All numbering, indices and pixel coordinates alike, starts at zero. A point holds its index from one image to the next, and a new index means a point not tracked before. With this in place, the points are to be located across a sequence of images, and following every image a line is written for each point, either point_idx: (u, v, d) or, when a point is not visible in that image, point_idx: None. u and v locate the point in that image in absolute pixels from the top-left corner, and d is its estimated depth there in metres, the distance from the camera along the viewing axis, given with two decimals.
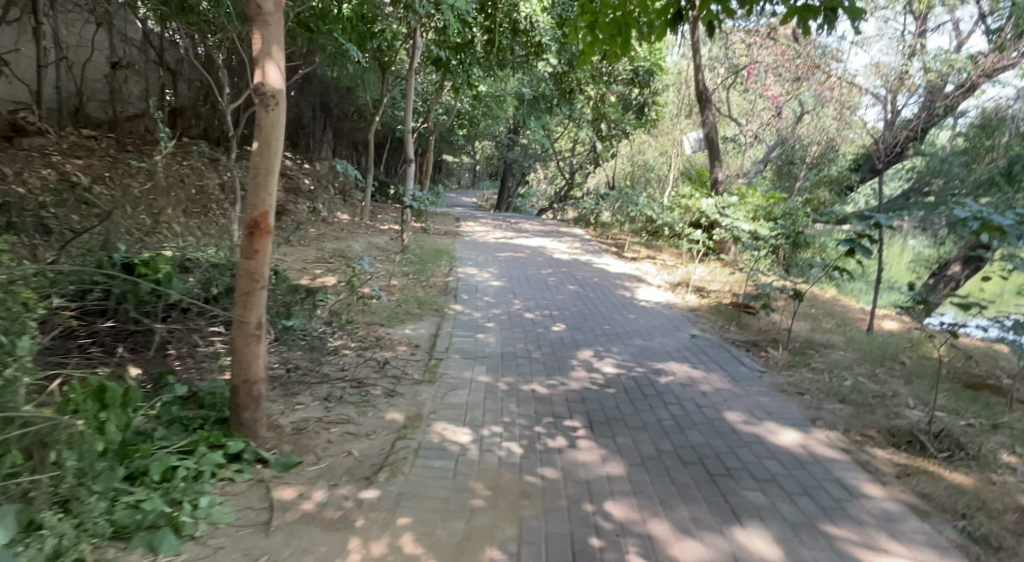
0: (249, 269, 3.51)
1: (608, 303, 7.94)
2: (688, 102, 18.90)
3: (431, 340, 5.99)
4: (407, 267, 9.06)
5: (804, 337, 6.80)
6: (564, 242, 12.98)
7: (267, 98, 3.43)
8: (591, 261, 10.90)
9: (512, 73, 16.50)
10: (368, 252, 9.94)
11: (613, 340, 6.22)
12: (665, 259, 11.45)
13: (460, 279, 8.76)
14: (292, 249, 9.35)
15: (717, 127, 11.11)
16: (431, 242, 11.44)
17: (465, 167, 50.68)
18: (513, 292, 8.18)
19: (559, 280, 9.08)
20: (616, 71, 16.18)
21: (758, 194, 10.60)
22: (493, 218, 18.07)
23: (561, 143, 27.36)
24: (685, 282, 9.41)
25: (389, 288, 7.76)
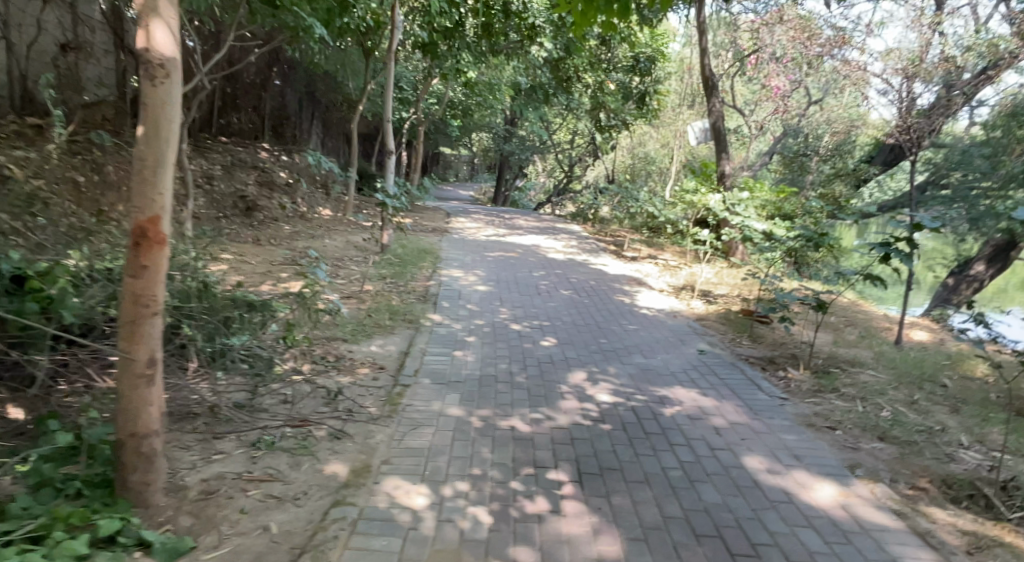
0: (134, 291, 2.68)
1: (604, 311, 7.13)
2: (691, 92, 18.08)
3: (400, 359, 5.19)
4: (385, 269, 8.26)
5: (827, 352, 6.01)
6: (560, 240, 12.18)
7: (153, 68, 2.57)
8: (588, 261, 10.10)
9: (506, 59, 15.69)
10: (345, 252, 9.14)
11: (610, 359, 5.42)
12: (667, 259, 10.65)
13: (443, 283, 7.96)
14: (258, 251, 8.54)
15: (724, 116, 10.24)
16: (415, 241, 10.63)
17: (462, 160, 49.76)
18: (500, 299, 7.37)
19: (551, 283, 8.27)
20: (616, 57, 15.35)
21: (768, 188, 9.80)
22: (487, 213, 17.27)
23: (560, 134, 26.49)
24: (689, 286, 8.61)
25: (360, 295, 6.94)
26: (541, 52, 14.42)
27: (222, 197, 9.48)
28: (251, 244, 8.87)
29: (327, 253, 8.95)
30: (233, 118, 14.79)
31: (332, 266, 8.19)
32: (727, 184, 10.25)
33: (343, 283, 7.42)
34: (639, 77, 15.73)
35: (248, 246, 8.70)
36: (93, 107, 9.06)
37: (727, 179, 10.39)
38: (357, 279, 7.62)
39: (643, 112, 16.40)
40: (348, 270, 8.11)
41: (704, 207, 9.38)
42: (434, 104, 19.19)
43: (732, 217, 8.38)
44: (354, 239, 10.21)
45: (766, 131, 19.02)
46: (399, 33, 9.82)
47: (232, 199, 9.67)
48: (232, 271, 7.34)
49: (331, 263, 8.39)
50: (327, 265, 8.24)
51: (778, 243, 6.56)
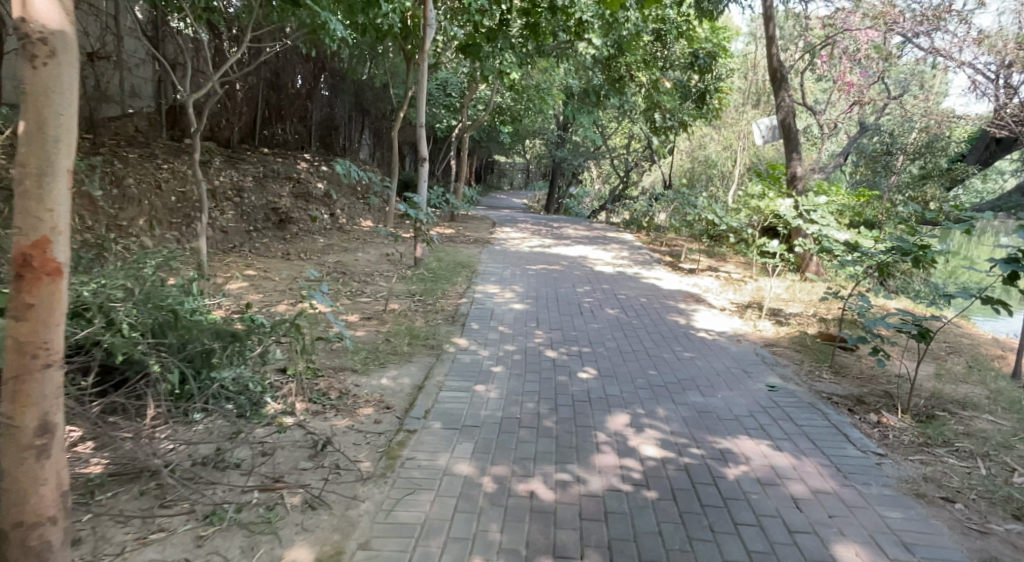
0: (18, 338, 2.04)
1: (655, 335, 6.24)
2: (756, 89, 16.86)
3: (411, 396, 4.49)
4: (415, 286, 7.64)
5: (929, 390, 4.93)
6: (610, 250, 11.29)
7: (32, 47, 1.95)
8: (640, 275, 9.18)
9: (555, 59, 14.92)
10: (375, 267, 8.58)
11: (660, 398, 4.55)
12: (729, 272, 9.60)
13: (476, 301, 7.25)
14: (282, 266, 8.07)
15: (795, 112, 9.12)
16: (452, 254, 9.99)
17: (517, 167, 49.38)
18: (538, 320, 6.60)
19: (596, 301, 7.43)
20: (673, 53, 14.37)
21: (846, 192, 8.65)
22: (535, 222, 16.52)
23: (615, 139, 25.51)
24: (755, 304, 7.58)
25: (382, 317, 6.30)
26: (590, 51, 13.63)
27: (253, 209, 9.13)
28: (279, 258, 8.43)
29: (355, 268, 8.41)
30: (277, 128, 14.41)
31: (357, 284, 7.62)
32: (798, 188, 9.13)
33: (365, 303, 6.82)
34: (697, 74, 14.67)
35: (274, 261, 8.27)
36: (123, 119, 9.20)
37: (798, 183, 9.24)
38: (381, 298, 7.01)
39: (702, 112, 15.28)
40: (373, 287, 7.52)
41: (772, 213, 8.32)
42: (482, 110, 18.63)
43: (806, 225, 7.32)
44: (387, 252, 9.66)
45: (839, 129, 17.50)
46: (433, 30, 9.21)
47: (263, 211, 9.30)
48: (250, 289, 6.88)
49: (357, 280, 7.82)
50: (353, 282, 7.68)
51: (865, 257, 5.48)
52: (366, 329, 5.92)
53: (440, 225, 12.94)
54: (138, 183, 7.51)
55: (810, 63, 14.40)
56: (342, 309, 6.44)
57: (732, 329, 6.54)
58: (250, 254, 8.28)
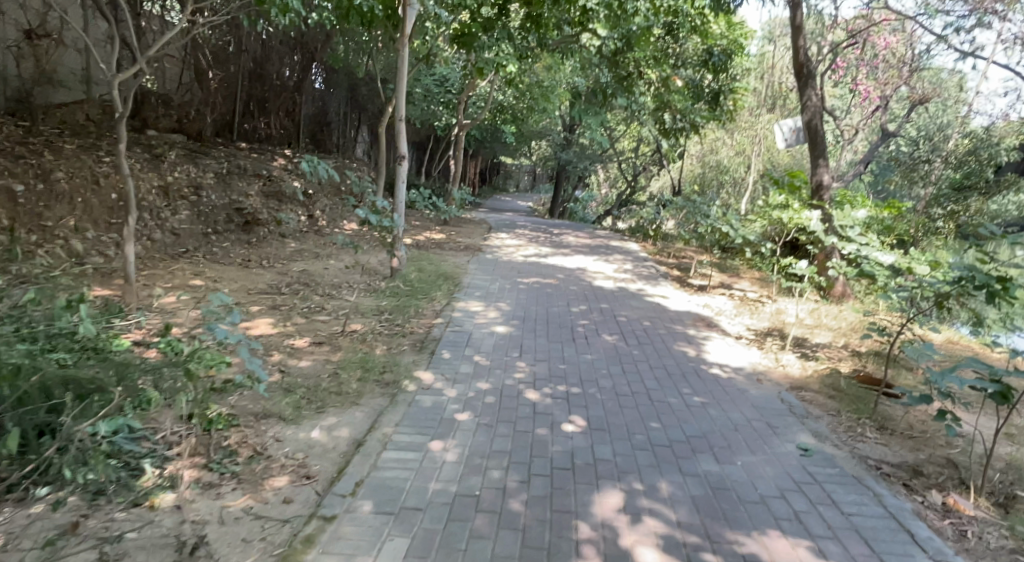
0: None
1: (659, 371, 5.22)
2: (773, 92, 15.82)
3: (344, 457, 3.50)
4: (385, 304, 6.68)
5: (1005, 458, 3.90)
6: (612, 262, 10.27)
7: None
8: (644, 292, 8.17)
9: (558, 53, 13.91)
10: (346, 278, 7.63)
11: (663, 466, 3.55)
12: (744, 291, 8.58)
13: (453, 323, 6.28)
14: (237, 275, 7.13)
15: (823, 112, 8.06)
16: (435, 263, 9.03)
17: (523, 169, 48.44)
18: (521, 348, 5.60)
19: (592, 325, 6.43)
20: (686, 49, 13.33)
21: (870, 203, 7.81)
22: (534, 228, 15.53)
23: (624, 142, 24.45)
24: (776, 331, 6.57)
25: (335, 343, 5.31)
26: (596, 43, 12.65)
27: (212, 210, 8.19)
28: (236, 266, 7.49)
29: (321, 279, 7.45)
30: (260, 122, 13.41)
31: (319, 298, 6.67)
32: (824, 199, 8.12)
33: (320, 324, 5.86)
34: (710, 73, 13.66)
35: (229, 268, 7.33)
36: (71, 106, 8.17)
37: (824, 194, 8.12)
38: (341, 320, 6.05)
39: (715, 113, 14.21)
40: (335, 304, 6.57)
41: (794, 227, 7.30)
42: (481, 108, 17.65)
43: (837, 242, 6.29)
44: (363, 259, 8.70)
45: (861, 135, 16.40)
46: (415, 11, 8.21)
47: (225, 212, 8.38)
48: (190, 305, 5.95)
49: (321, 292, 6.88)
50: (315, 296, 6.74)
51: (922, 286, 4.40)
52: (312, 359, 4.93)
53: (429, 230, 11.97)
54: (70, 177, 6.62)
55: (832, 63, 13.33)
56: (291, 333, 5.48)
57: (750, 363, 5.53)
58: (203, 261, 7.35)
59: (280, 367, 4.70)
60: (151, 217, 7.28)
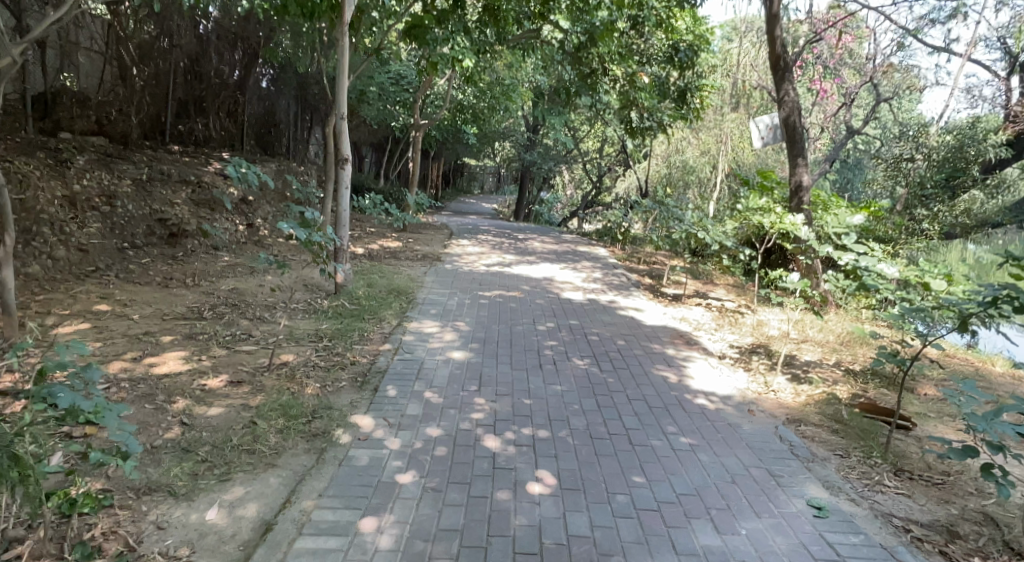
0: None
1: (639, 402, 4.53)
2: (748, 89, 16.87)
3: (247, 551, 2.72)
4: (325, 328, 5.86)
5: None
6: (580, 270, 9.59)
7: None
8: (615, 304, 7.51)
9: (519, 48, 13.19)
10: (284, 295, 6.80)
11: (653, 543, 2.86)
12: (721, 300, 8.00)
13: (402, 349, 5.50)
14: (155, 296, 6.22)
15: (801, 108, 7.49)
16: (387, 276, 8.22)
17: (487, 171, 47.75)
18: (479, 379, 4.85)
19: (560, 347, 5.72)
20: (651, 45, 12.73)
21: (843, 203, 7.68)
22: (497, 232, 14.78)
23: (588, 142, 23.91)
24: (762, 348, 5.96)
25: (257, 383, 4.47)
26: (557, 36, 11.89)
27: (129, 222, 7.24)
28: (155, 285, 6.57)
29: (254, 298, 6.59)
30: (198, 123, 12.37)
31: (248, 323, 5.83)
32: (804, 200, 7.48)
33: (244, 356, 5.02)
34: (677, 69, 13.07)
35: (147, 289, 6.41)
36: None
37: (803, 195, 7.43)
38: (269, 349, 5.23)
39: (682, 112, 13.67)
40: (266, 329, 5.73)
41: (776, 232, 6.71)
42: (439, 107, 16.81)
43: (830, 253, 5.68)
44: (306, 273, 7.85)
45: (828, 134, 16.12)
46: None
47: (144, 223, 7.42)
48: (88, 336, 5.05)
49: (251, 315, 6.03)
50: (243, 320, 5.88)
51: (944, 307, 3.80)
52: (225, 406, 4.10)
53: (384, 240, 11.12)
54: None
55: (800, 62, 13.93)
56: (206, 370, 4.62)
57: (735, 388, 4.89)
58: (115, 280, 6.41)
59: (183, 418, 3.85)
60: (53, 231, 6.32)
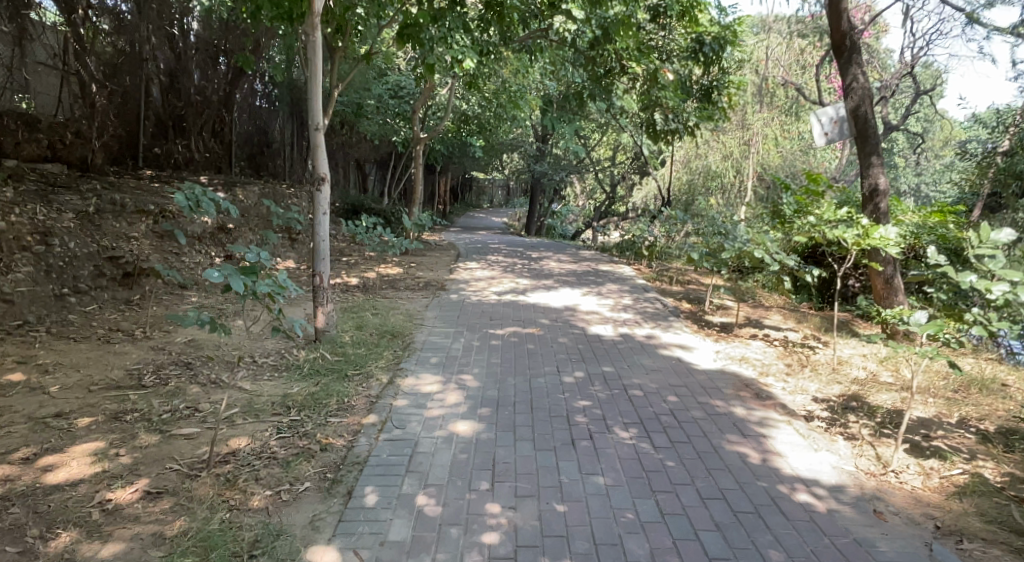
0: None
1: (720, 504, 3.24)
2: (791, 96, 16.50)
3: None
4: (297, 393, 4.62)
5: None
6: (606, 295, 8.31)
7: None
8: (655, 340, 6.24)
9: (526, 50, 12.10)
10: (254, 348, 5.57)
11: None
12: (779, 330, 6.68)
13: (390, 422, 4.21)
14: (89, 357, 4.99)
15: (872, 99, 6.22)
16: (382, 314, 6.98)
17: (496, 184, 46.82)
18: (492, 469, 3.57)
19: (596, 410, 4.42)
20: (671, 40, 11.53)
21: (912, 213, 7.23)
22: (509, 251, 13.56)
23: (601, 150, 22.74)
24: (856, 403, 4.64)
25: (186, 493, 3.20)
26: (569, 31, 10.64)
27: (71, 263, 6.04)
28: (93, 340, 5.34)
29: (213, 353, 5.35)
30: (178, 145, 11.23)
31: (198, 389, 4.59)
32: (880, 206, 6.18)
33: (181, 444, 3.75)
34: (700, 66, 11.87)
35: (82, 346, 5.18)
36: None
37: (880, 200, 6.15)
38: (217, 432, 3.96)
39: (708, 112, 12.45)
40: (219, 399, 4.47)
41: (859, 248, 5.39)
42: (442, 118, 15.68)
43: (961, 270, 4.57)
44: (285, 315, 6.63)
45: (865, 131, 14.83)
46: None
47: (91, 263, 6.23)
48: None
49: (204, 378, 4.78)
50: (193, 386, 4.64)
51: None
52: (129, 539, 2.83)
53: (383, 268, 9.93)
54: None
55: (823, 53, 14.86)
56: (119, 474, 3.35)
57: (835, 467, 3.68)
58: (43, 338, 5.20)
59: None
60: None
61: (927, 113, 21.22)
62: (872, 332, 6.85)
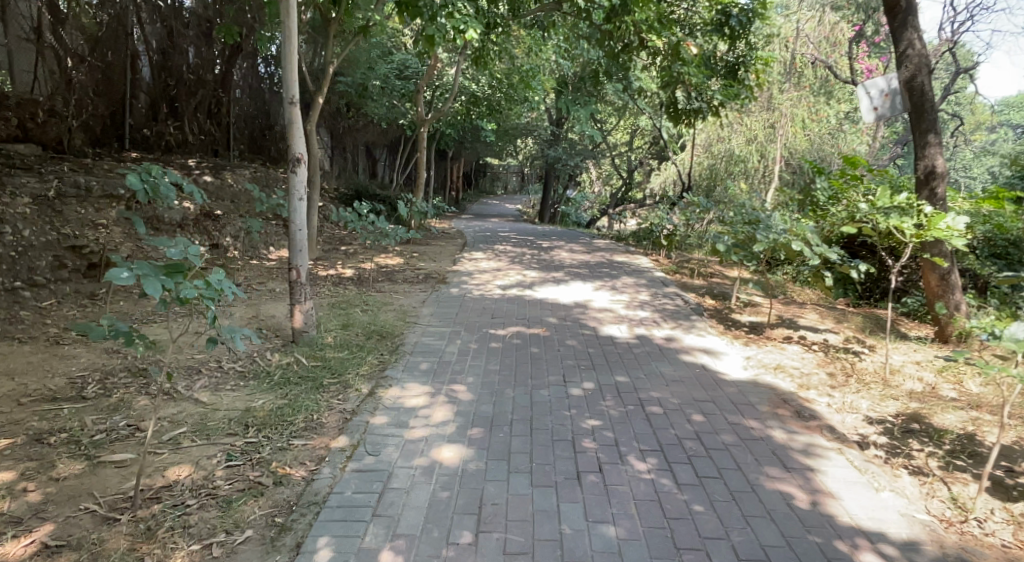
0: None
1: None
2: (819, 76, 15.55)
3: None
4: (260, 408, 3.98)
5: None
6: (621, 290, 7.59)
7: None
8: (676, 343, 5.51)
9: (538, 25, 11.32)
10: (221, 352, 4.93)
11: None
12: (816, 331, 5.93)
13: (363, 446, 3.56)
14: (30, 363, 4.38)
15: (930, 67, 5.38)
16: (373, 311, 6.33)
17: (511, 171, 46.03)
18: (478, 513, 2.91)
19: (608, 433, 3.74)
20: (693, 13, 10.71)
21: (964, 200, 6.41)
22: (519, 240, 12.84)
23: (617, 135, 21.87)
24: (918, 425, 3.89)
25: (93, 550, 2.59)
26: (583, 1, 9.82)
27: (25, 254, 5.46)
28: (41, 342, 4.75)
29: (174, 358, 4.71)
30: (170, 127, 10.58)
31: (146, 402, 3.97)
32: (937, 191, 5.36)
33: (108, 475, 3.14)
34: (726, 41, 11.08)
35: (25, 349, 4.58)
36: None
37: (937, 184, 5.34)
38: (155, 459, 3.34)
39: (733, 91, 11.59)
40: (168, 415, 3.86)
41: (918, 240, 4.63)
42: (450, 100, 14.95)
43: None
44: (265, 313, 6.01)
45: None
46: None
47: (50, 253, 5.65)
48: None
49: (156, 388, 4.16)
50: (141, 399, 4.02)
51: None
52: None
53: (382, 258, 9.29)
54: None
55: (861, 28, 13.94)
56: (18, 518, 2.75)
57: (903, 514, 2.97)
58: None
59: None
60: None
61: (962, 95, 20.11)
62: (922, 333, 6.12)
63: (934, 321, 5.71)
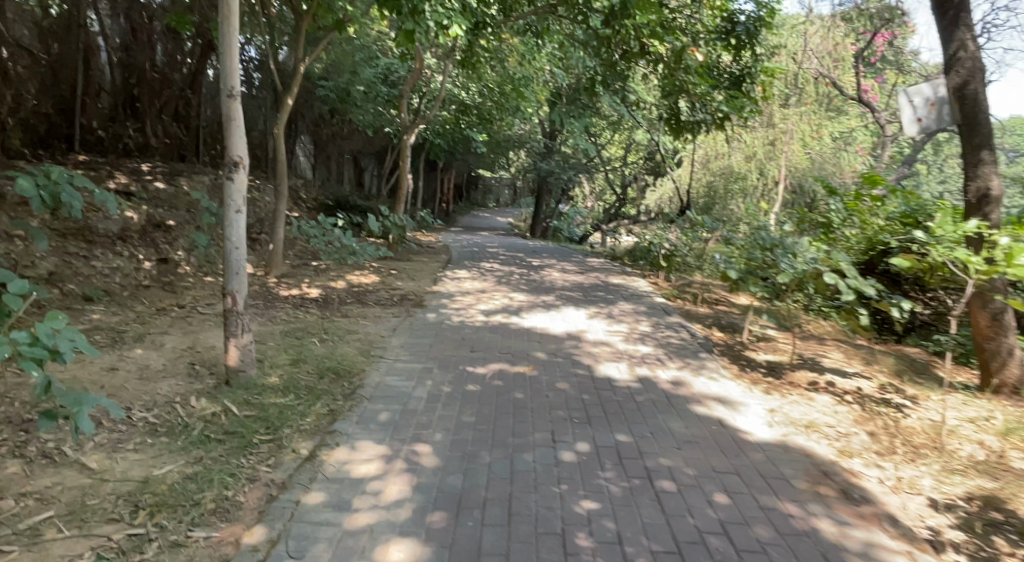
0: None
1: None
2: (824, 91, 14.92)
3: None
4: (163, 480, 3.09)
5: None
6: (619, 318, 6.75)
7: None
8: (686, 389, 4.66)
9: (532, 29, 10.60)
10: (137, 396, 4.04)
11: None
12: (845, 376, 5.10)
13: (284, 541, 2.68)
14: None
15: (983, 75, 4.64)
16: (333, 342, 5.44)
17: (503, 183, 45.32)
18: None
19: (608, 524, 2.88)
20: (697, 20, 10.02)
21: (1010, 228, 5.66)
22: (508, 257, 12.01)
23: (612, 149, 21.19)
24: (1000, 514, 3.07)
25: None
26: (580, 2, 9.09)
27: None
28: None
29: None
30: (129, 129, 9.71)
31: (13, 470, 3.06)
32: (992, 218, 4.60)
33: None
34: (731, 51, 10.38)
35: None
36: None
37: (991, 210, 4.58)
38: None
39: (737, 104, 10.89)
40: (37, 489, 2.96)
41: (985, 276, 3.85)
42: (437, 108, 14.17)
43: None
44: (204, 344, 5.11)
45: None
46: None
47: None
48: None
49: (32, 449, 3.26)
50: (7, 464, 3.12)
51: None
52: None
53: (355, 277, 8.40)
54: None
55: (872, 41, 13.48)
56: None
57: None
58: None
59: None
60: None
61: None
62: (965, 381, 5.37)
63: (979, 364, 4.96)
